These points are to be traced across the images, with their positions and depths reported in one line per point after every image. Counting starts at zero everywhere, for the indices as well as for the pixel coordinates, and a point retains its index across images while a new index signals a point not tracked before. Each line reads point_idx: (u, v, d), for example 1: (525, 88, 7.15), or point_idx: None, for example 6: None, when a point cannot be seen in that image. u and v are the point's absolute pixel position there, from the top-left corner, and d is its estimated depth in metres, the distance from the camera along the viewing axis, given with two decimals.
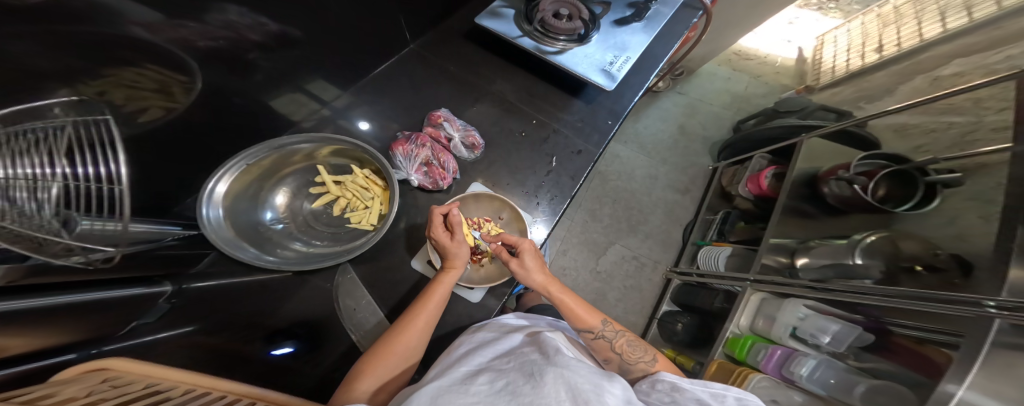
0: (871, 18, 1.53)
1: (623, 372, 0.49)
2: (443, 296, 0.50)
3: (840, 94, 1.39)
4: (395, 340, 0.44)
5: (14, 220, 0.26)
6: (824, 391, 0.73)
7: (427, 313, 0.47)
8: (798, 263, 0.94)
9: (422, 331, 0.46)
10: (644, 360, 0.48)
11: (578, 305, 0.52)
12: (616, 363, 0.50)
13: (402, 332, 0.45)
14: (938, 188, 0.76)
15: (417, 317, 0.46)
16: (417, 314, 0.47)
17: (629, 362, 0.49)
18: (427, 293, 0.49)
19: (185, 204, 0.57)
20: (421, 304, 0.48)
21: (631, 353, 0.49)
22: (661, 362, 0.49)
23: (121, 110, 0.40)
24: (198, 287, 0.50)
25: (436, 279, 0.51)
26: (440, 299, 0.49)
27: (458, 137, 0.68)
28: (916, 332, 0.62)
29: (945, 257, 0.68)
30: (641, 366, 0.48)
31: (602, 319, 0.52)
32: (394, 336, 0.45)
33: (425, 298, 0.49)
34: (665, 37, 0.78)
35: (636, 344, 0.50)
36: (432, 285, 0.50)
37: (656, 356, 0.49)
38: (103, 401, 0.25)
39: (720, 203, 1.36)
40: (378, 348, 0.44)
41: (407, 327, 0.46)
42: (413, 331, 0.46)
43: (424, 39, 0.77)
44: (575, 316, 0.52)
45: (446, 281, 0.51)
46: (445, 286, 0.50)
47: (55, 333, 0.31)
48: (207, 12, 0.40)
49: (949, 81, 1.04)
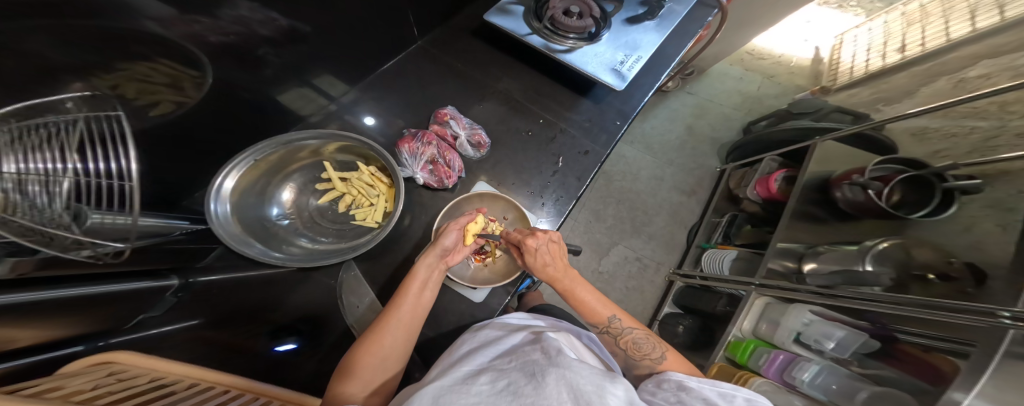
0: (895, 17, 1.47)
1: (629, 365, 0.51)
2: (418, 289, 0.48)
3: (857, 96, 1.34)
4: (370, 340, 0.44)
5: (24, 214, 0.27)
6: (823, 396, 0.72)
7: (401, 309, 0.46)
8: (805, 269, 0.92)
9: (400, 328, 0.45)
10: (652, 357, 0.48)
11: (590, 300, 0.53)
12: (623, 357, 0.51)
13: (378, 334, 0.44)
14: (956, 195, 0.73)
15: (392, 315, 0.46)
16: (393, 311, 0.46)
17: (636, 359, 0.50)
18: (401, 289, 0.48)
19: (194, 197, 0.58)
20: (397, 301, 0.47)
21: (638, 350, 0.49)
22: (672, 359, 0.47)
23: (133, 103, 0.40)
24: (206, 281, 0.52)
25: (410, 274, 0.49)
26: (415, 294, 0.48)
27: (464, 135, 0.67)
28: (922, 339, 0.61)
29: (959, 266, 0.65)
30: (648, 362, 0.48)
31: (613, 314, 0.52)
32: (372, 337, 0.44)
33: (400, 294, 0.48)
34: (678, 36, 0.76)
35: (645, 340, 0.50)
36: (406, 281, 0.49)
37: (665, 354, 0.48)
38: (108, 395, 0.26)
39: (727, 206, 1.34)
40: (357, 349, 0.44)
41: (383, 327, 0.45)
42: (389, 330, 0.45)
43: (430, 36, 0.76)
44: (587, 311, 0.53)
45: (419, 274, 0.49)
46: (418, 279, 0.49)
47: (46, 328, 0.31)
48: (219, 8, 0.40)
49: (974, 83, 0.98)
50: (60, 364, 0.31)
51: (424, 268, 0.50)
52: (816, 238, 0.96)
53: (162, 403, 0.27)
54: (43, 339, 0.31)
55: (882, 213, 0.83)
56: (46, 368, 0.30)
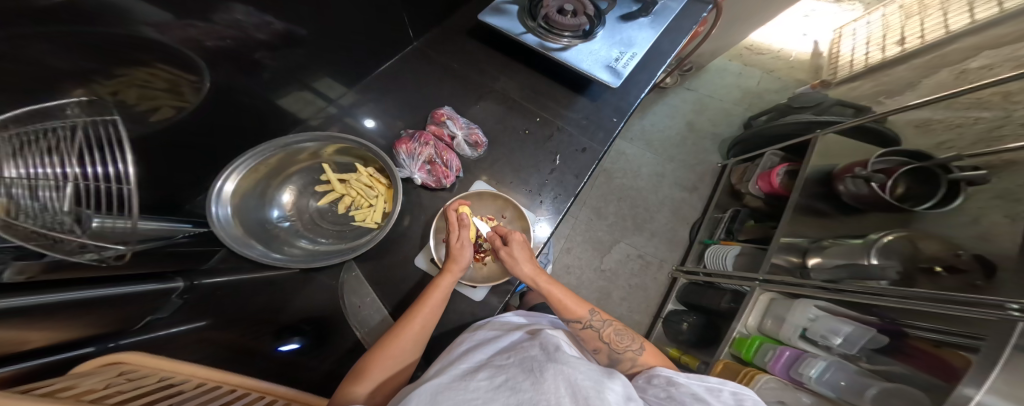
0: (893, 10, 1.46)
1: (611, 362, 0.49)
2: (441, 299, 0.50)
3: (858, 89, 1.33)
4: (390, 344, 0.45)
5: (32, 218, 0.28)
6: (832, 393, 0.70)
7: (423, 317, 0.47)
8: (810, 263, 0.91)
9: (417, 336, 0.47)
10: (632, 349, 0.49)
11: (566, 297, 0.53)
12: (605, 352, 0.50)
13: (398, 338, 0.45)
14: (961, 186, 0.72)
15: (414, 323, 0.47)
16: (415, 318, 0.47)
17: (618, 352, 0.49)
18: (424, 297, 0.49)
19: (196, 201, 0.59)
20: (417, 309, 0.48)
21: (619, 343, 0.49)
22: (649, 352, 0.49)
23: (134, 109, 0.40)
24: (211, 283, 0.51)
25: (434, 284, 0.50)
26: (438, 304, 0.49)
27: (461, 135, 0.67)
28: (936, 335, 0.59)
29: (967, 258, 0.64)
30: (629, 355, 0.48)
31: (589, 309, 0.53)
32: (390, 340, 0.45)
33: (422, 302, 0.49)
34: (672, 33, 0.76)
35: (624, 333, 0.50)
36: (429, 290, 0.50)
37: (643, 346, 0.49)
38: (119, 395, 0.26)
39: (729, 202, 1.34)
40: (373, 354, 0.44)
41: (404, 332, 0.46)
42: (407, 336, 0.46)
43: (426, 37, 0.77)
44: (565, 308, 0.52)
45: (443, 285, 0.51)
46: (442, 290, 0.50)
47: (54, 331, 0.31)
48: (214, 12, 0.41)
49: (976, 74, 0.97)
50: (73, 365, 0.31)
51: (449, 279, 0.51)
52: (820, 232, 0.95)
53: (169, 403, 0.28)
54: (53, 341, 0.31)
55: (888, 206, 0.81)
56: (58, 369, 0.30)
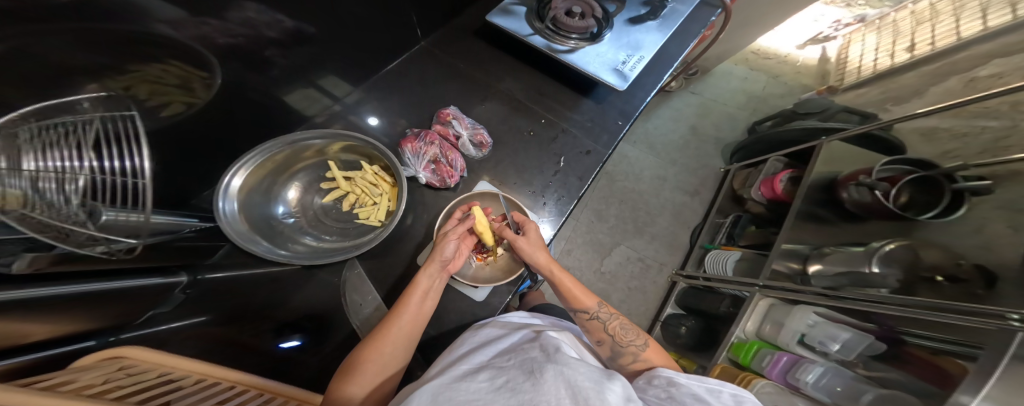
0: (903, 16, 1.45)
1: (614, 355, 0.50)
2: (421, 298, 0.49)
3: (865, 96, 1.32)
4: (373, 347, 0.44)
5: (43, 210, 0.28)
6: (828, 398, 0.71)
7: (403, 317, 0.47)
8: (810, 270, 0.91)
9: (400, 335, 0.46)
10: (635, 343, 0.49)
11: (575, 287, 0.54)
12: (609, 345, 0.50)
13: (380, 340, 0.45)
14: (965, 196, 0.71)
15: (394, 323, 0.46)
16: (395, 318, 0.47)
17: (621, 345, 0.49)
18: (403, 297, 0.49)
19: (202, 196, 0.60)
20: (397, 309, 0.48)
21: (624, 336, 0.50)
22: (652, 348, 0.49)
23: (144, 104, 0.41)
24: (212, 279, 0.52)
25: (412, 283, 0.50)
26: (417, 302, 0.49)
27: (467, 135, 0.68)
28: (932, 343, 0.60)
29: (969, 268, 0.64)
30: (632, 349, 0.49)
31: (597, 302, 0.54)
32: (372, 344, 0.44)
33: (401, 302, 0.48)
34: (680, 36, 0.76)
35: (629, 327, 0.51)
36: (408, 289, 0.50)
37: (646, 341, 0.49)
38: (118, 390, 0.27)
39: (731, 206, 1.33)
40: (358, 355, 0.44)
41: (385, 334, 0.45)
42: (391, 338, 0.45)
43: (432, 37, 0.77)
44: (572, 296, 0.53)
45: (422, 283, 0.50)
46: (420, 287, 0.50)
47: (56, 323, 0.32)
48: (228, 10, 0.41)
49: (985, 82, 0.97)
50: (78, 357, 0.32)
51: (427, 278, 0.51)
52: (821, 239, 0.95)
53: (167, 397, 0.28)
54: (55, 332, 0.32)
55: (892, 214, 0.81)
56: (59, 361, 0.31)
